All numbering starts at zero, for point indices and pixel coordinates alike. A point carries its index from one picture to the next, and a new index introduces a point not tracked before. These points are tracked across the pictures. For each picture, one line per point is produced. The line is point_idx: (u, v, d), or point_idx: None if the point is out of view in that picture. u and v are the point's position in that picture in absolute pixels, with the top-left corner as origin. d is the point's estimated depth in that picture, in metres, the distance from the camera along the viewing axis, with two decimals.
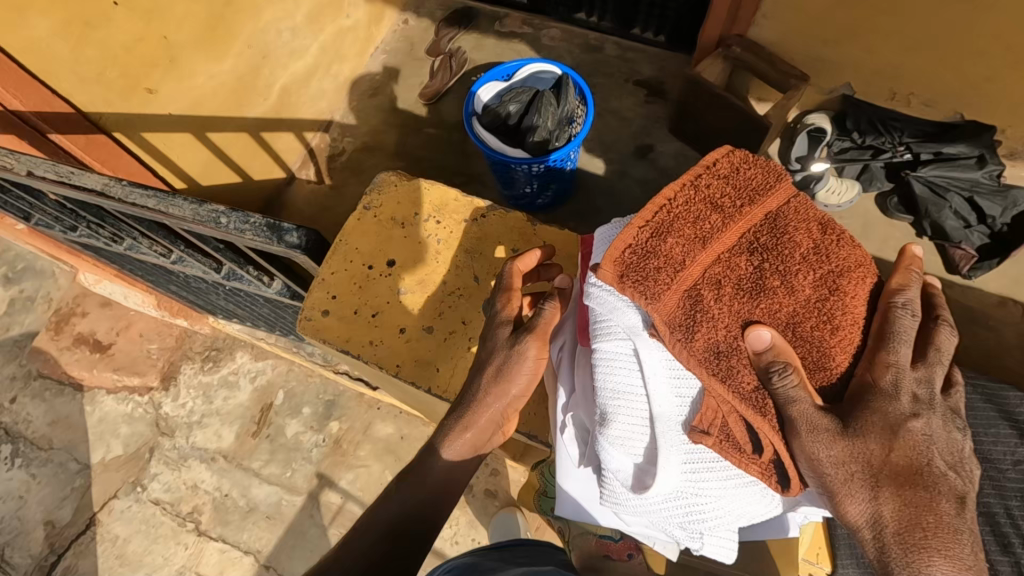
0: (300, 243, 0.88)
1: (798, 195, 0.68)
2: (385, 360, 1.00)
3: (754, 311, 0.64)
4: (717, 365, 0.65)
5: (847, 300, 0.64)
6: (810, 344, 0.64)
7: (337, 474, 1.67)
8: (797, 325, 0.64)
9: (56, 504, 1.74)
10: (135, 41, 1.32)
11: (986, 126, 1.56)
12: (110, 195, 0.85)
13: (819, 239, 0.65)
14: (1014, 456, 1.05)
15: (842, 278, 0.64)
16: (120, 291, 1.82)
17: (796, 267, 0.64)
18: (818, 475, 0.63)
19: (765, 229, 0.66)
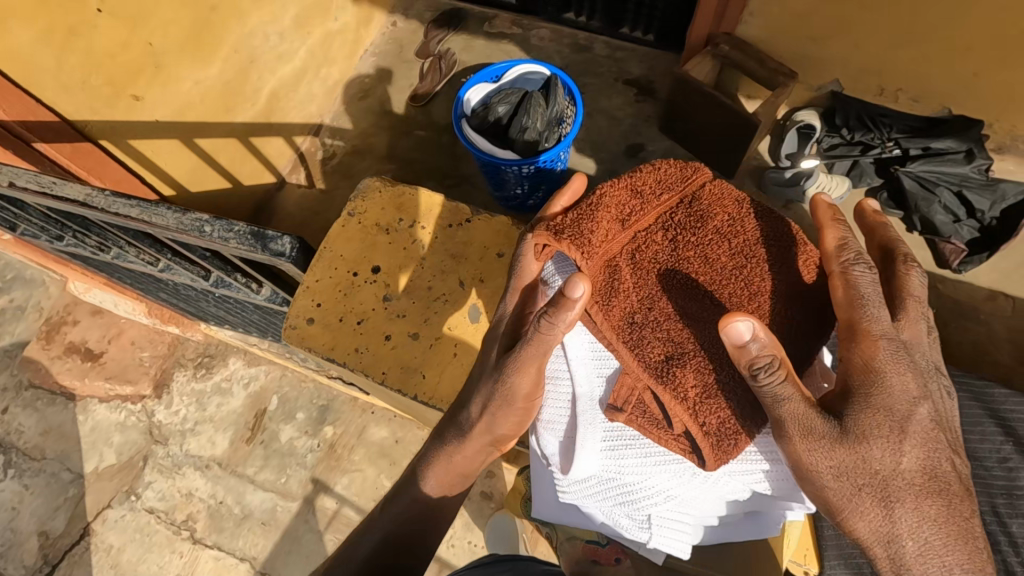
0: (287, 250, 0.87)
1: (714, 180, 0.76)
2: (371, 368, 1.00)
3: (671, 285, 0.72)
4: (634, 333, 0.71)
5: (763, 268, 0.71)
6: (727, 311, 0.70)
7: (332, 479, 1.66)
8: (715, 293, 0.71)
9: (49, 514, 1.73)
10: (119, 48, 1.31)
11: (974, 121, 1.57)
12: (93, 205, 0.85)
13: (735, 212, 0.74)
14: (1000, 454, 1.05)
15: (758, 248, 0.72)
16: (110, 298, 1.81)
17: (711, 240, 0.72)
18: (823, 492, 0.66)
19: (681, 212, 0.74)
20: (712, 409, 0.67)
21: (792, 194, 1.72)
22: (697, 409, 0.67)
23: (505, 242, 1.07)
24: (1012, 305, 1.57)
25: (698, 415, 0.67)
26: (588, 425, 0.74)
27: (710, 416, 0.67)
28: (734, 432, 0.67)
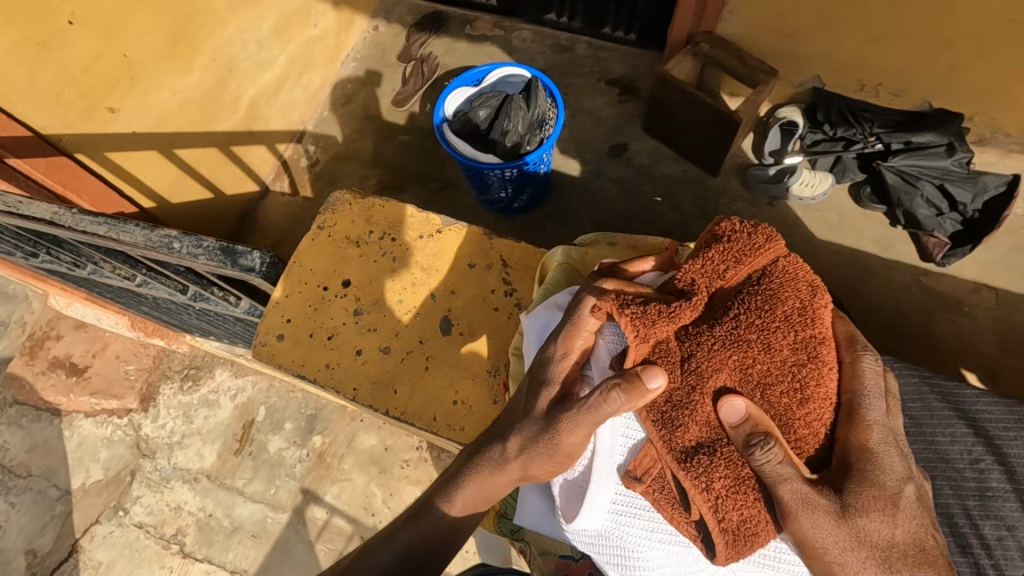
0: (257, 265, 0.91)
1: (789, 257, 0.67)
2: (341, 383, 1.02)
3: (722, 368, 0.63)
4: (670, 414, 0.65)
5: (824, 369, 0.63)
6: (775, 409, 0.62)
7: (321, 488, 1.65)
8: (767, 386, 0.62)
9: (36, 532, 1.71)
10: (93, 61, 1.29)
11: (953, 114, 1.58)
12: (59, 224, 0.85)
13: (807, 299, 0.64)
14: (971, 455, 0.90)
15: (822, 346, 0.63)
16: (92, 313, 1.79)
17: (775, 328, 0.63)
18: (824, 564, 0.60)
19: (750, 289, 0.66)
20: (736, 505, 0.62)
21: (776, 191, 1.71)
22: (721, 502, 0.62)
23: (475, 250, 1.07)
24: (997, 298, 1.57)
25: (718, 509, 0.62)
26: (601, 485, 0.72)
27: (733, 510, 0.62)
28: (754, 532, 0.62)
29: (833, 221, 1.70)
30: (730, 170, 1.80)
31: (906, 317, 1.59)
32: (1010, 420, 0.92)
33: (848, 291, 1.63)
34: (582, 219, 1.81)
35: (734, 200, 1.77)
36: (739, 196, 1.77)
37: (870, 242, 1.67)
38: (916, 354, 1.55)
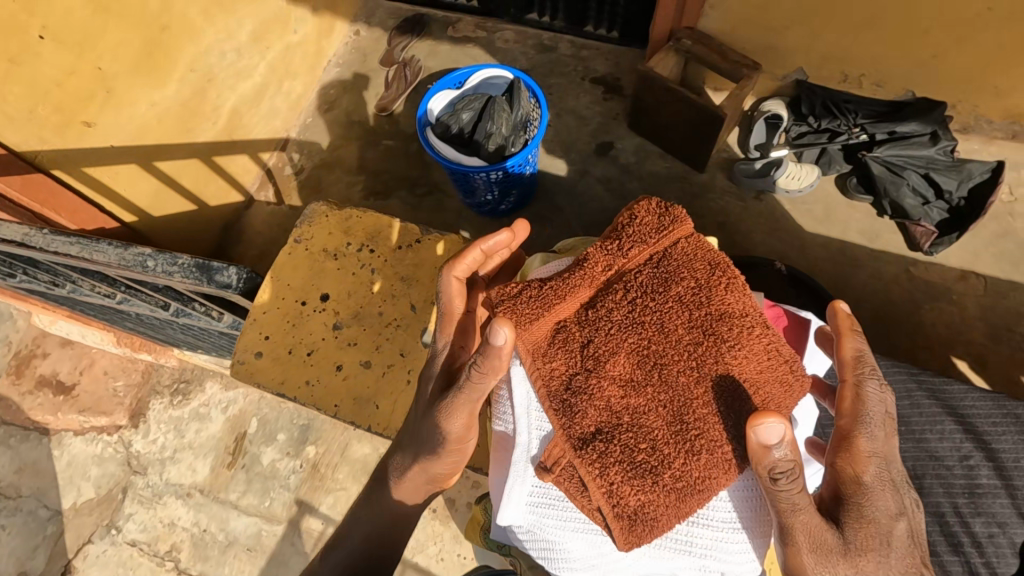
0: (233, 281, 0.92)
1: (692, 236, 0.69)
2: (321, 400, 1.01)
3: (622, 348, 0.65)
4: (570, 401, 0.65)
5: (723, 348, 0.63)
6: (671, 388, 0.63)
7: (316, 499, 1.64)
8: (663, 365, 0.64)
9: (28, 554, 1.69)
10: (67, 76, 1.27)
11: (936, 103, 1.58)
12: (31, 245, 0.84)
13: (704, 277, 0.66)
14: (960, 453, 0.94)
15: (721, 323, 0.64)
16: (77, 330, 1.76)
17: (669, 309, 0.65)
18: None
19: (648, 268, 0.67)
20: (634, 489, 0.62)
21: (762, 185, 1.71)
22: (615, 489, 0.62)
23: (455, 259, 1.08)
24: (984, 285, 1.58)
25: (614, 493, 0.62)
26: (518, 478, 0.71)
27: (631, 495, 0.62)
28: (653, 518, 0.61)
29: (820, 213, 1.71)
30: (716, 166, 1.80)
31: (895, 307, 1.59)
32: (999, 416, 0.94)
33: (837, 283, 1.63)
34: (569, 219, 1.80)
35: (720, 196, 1.77)
36: (726, 191, 1.77)
37: (858, 233, 1.67)
38: (905, 343, 1.55)
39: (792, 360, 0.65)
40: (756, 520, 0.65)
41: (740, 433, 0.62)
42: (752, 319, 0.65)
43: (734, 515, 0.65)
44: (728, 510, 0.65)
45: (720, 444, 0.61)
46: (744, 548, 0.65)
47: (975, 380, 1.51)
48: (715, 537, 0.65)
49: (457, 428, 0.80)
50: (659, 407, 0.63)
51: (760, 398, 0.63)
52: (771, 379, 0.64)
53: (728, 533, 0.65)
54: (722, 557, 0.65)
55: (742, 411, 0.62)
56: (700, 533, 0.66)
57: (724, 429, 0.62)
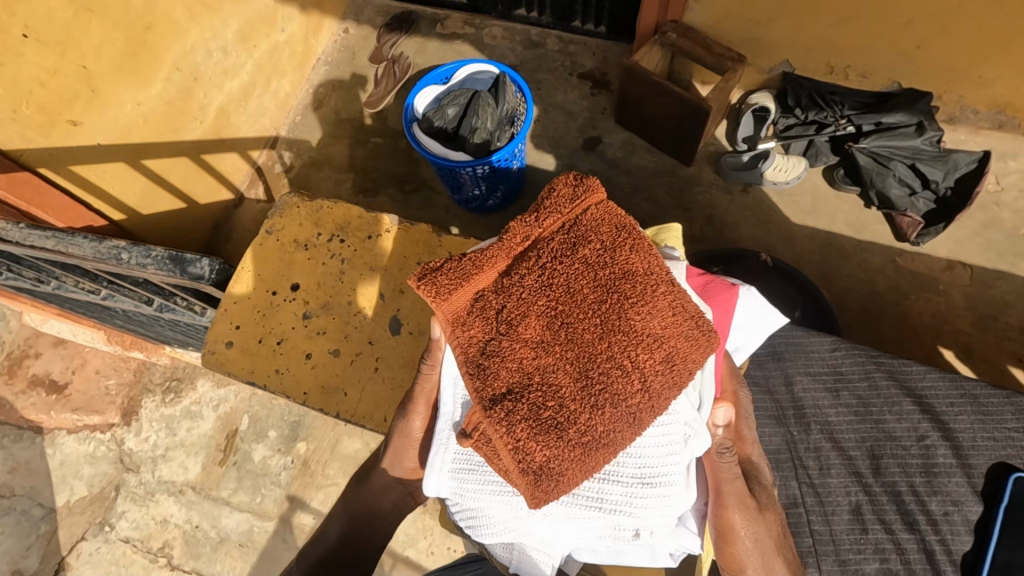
0: (206, 273, 0.92)
1: (603, 202, 0.67)
2: (291, 388, 1.03)
3: (530, 311, 0.62)
4: (482, 364, 0.63)
5: (627, 305, 0.62)
6: (577, 347, 0.61)
7: (307, 495, 1.65)
8: (569, 325, 0.62)
9: (20, 553, 1.69)
10: (49, 76, 1.27)
11: (921, 94, 1.58)
12: (7, 239, 0.85)
13: (611, 241, 0.64)
14: (917, 432, 0.93)
15: (625, 283, 0.63)
16: (67, 328, 1.76)
17: (576, 270, 0.63)
18: (737, 552, 0.79)
19: (560, 234, 0.65)
20: (540, 445, 0.59)
21: (749, 177, 1.71)
22: (522, 446, 0.60)
23: (423, 249, 1.09)
24: (971, 275, 1.58)
25: (521, 450, 0.60)
26: (440, 446, 0.74)
27: (537, 451, 0.60)
28: (558, 473, 0.59)
29: (806, 205, 1.71)
30: (703, 159, 1.80)
31: (880, 298, 1.59)
32: (956, 396, 0.92)
33: (823, 275, 1.64)
34: None
35: (707, 189, 1.77)
36: (713, 184, 1.77)
37: (844, 225, 1.67)
38: (891, 333, 1.56)
39: (696, 315, 0.63)
40: (666, 473, 0.65)
41: (645, 387, 0.60)
42: (657, 279, 0.63)
43: (643, 469, 0.65)
44: (636, 465, 0.65)
45: (624, 398, 0.60)
46: (655, 502, 0.65)
47: (961, 369, 1.51)
48: (624, 493, 0.65)
49: (418, 419, 0.90)
50: (566, 365, 0.61)
51: (663, 352, 0.61)
52: (676, 334, 0.62)
53: (637, 487, 0.65)
54: (632, 512, 0.65)
55: (645, 365, 0.61)
56: (612, 490, 0.65)
57: (628, 384, 0.60)
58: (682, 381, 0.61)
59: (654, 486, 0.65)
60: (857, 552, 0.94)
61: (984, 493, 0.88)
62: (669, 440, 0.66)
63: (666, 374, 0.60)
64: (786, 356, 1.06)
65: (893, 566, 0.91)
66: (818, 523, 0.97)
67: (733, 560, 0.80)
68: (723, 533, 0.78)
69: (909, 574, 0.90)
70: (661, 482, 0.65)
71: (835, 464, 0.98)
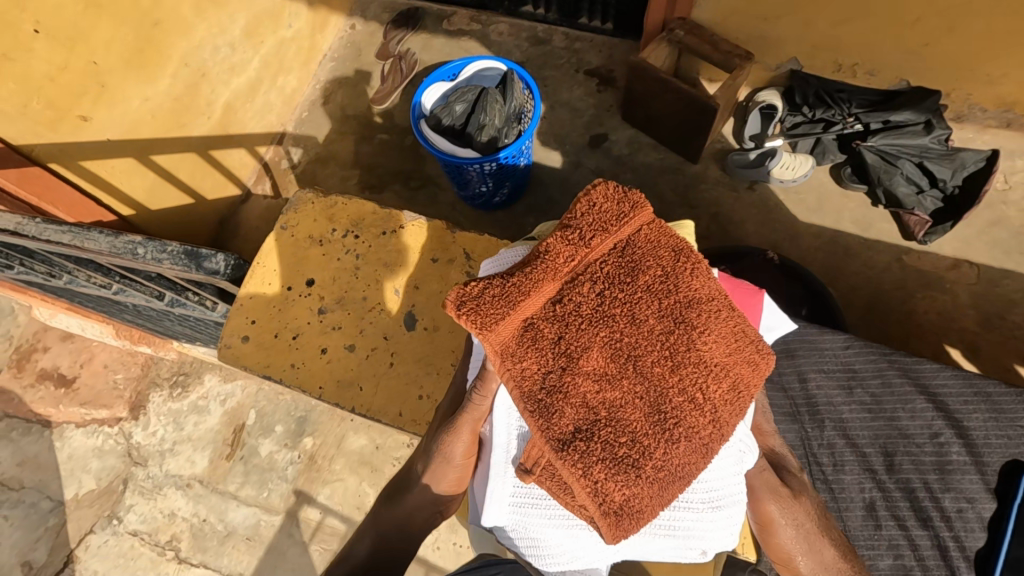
0: (221, 267, 0.96)
1: (652, 221, 0.64)
2: (306, 382, 1.04)
3: (595, 343, 0.59)
4: (545, 400, 0.59)
5: (693, 334, 0.60)
6: (647, 380, 0.59)
7: (314, 490, 1.66)
8: (638, 358, 0.59)
9: (30, 546, 1.70)
10: (59, 71, 1.27)
11: (930, 91, 1.57)
12: (23, 234, 0.85)
13: (670, 265, 0.62)
14: (931, 430, 0.95)
15: (690, 310, 0.61)
16: (76, 323, 1.77)
17: (639, 298, 0.60)
18: (785, 549, 0.81)
19: (613, 257, 0.61)
20: (619, 485, 0.57)
21: (756, 175, 1.71)
22: (600, 487, 0.57)
23: (437, 245, 1.10)
24: (978, 273, 1.58)
25: (599, 492, 0.57)
26: (499, 480, 0.76)
27: (615, 490, 0.57)
28: (638, 510, 0.58)
29: (813, 203, 1.71)
30: (710, 157, 1.80)
31: (886, 297, 1.60)
32: (970, 394, 0.95)
33: (829, 273, 1.64)
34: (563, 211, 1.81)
35: (713, 186, 1.77)
36: (719, 181, 1.77)
37: (851, 223, 1.67)
38: (897, 332, 1.56)
39: (755, 340, 0.64)
40: (731, 495, 0.70)
41: (715, 417, 0.61)
42: (716, 303, 0.62)
43: (711, 494, 0.69)
44: (706, 491, 0.68)
45: (697, 430, 0.60)
46: (721, 522, 0.70)
47: (967, 368, 1.52)
48: (695, 517, 0.69)
49: (461, 446, 0.84)
50: (637, 399, 0.59)
51: (729, 380, 0.61)
52: (738, 360, 0.62)
53: (707, 512, 0.69)
54: (702, 533, 0.69)
55: (715, 394, 0.61)
56: (683, 517, 0.68)
57: (700, 414, 0.60)
58: (745, 405, 0.63)
59: (721, 508, 0.69)
60: (871, 549, 0.95)
61: (997, 489, 0.91)
62: (732, 461, 0.70)
63: (732, 402, 0.61)
64: (799, 354, 1.05)
65: (908, 563, 0.93)
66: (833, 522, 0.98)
67: (780, 553, 0.82)
68: (765, 527, 0.81)
69: (923, 570, 0.92)
70: (726, 504, 0.69)
71: (849, 461, 0.99)
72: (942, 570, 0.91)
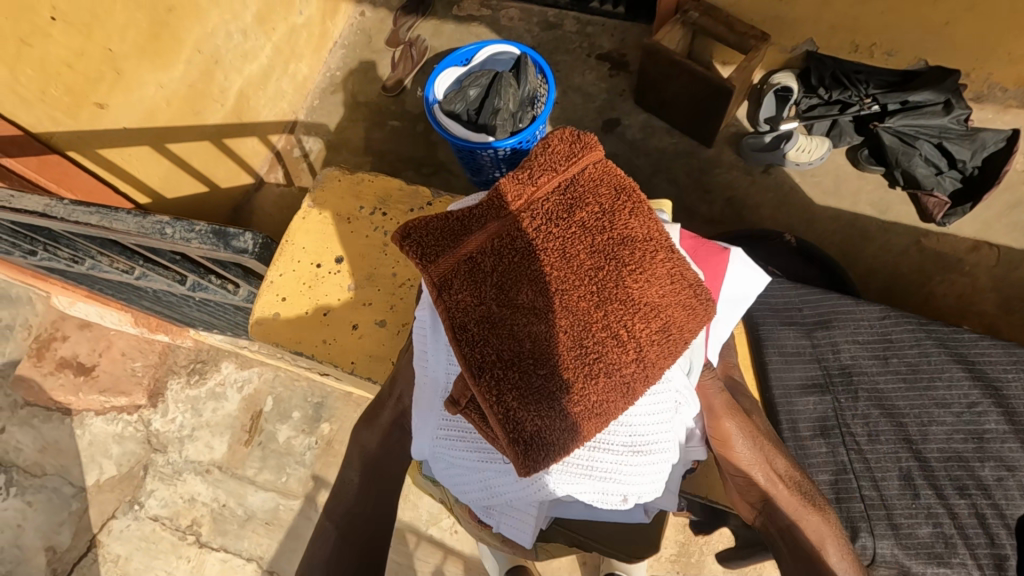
0: (249, 247, 0.89)
1: (599, 165, 0.68)
2: (337, 358, 1.05)
3: (525, 276, 0.64)
4: (474, 329, 0.63)
5: (623, 270, 0.64)
6: (574, 313, 0.63)
7: (331, 474, 1.68)
8: (566, 292, 0.63)
9: (53, 529, 1.73)
10: (76, 57, 1.27)
11: (950, 71, 1.54)
12: (53, 215, 0.85)
13: (609, 205, 0.66)
14: (968, 400, 0.96)
15: (622, 248, 0.65)
16: (95, 311, 1.78)
17: (573, 235, 0.65)
18: (738, 457, 0.86)
19: (555, 196, 0.67)
20: (532, 413, 0.60)
21: (771, 158, 1.69)
22: (511, 415, 0.60)
23: None
24: (998, 255, 1.57)
25: (510, 420, 0.60)
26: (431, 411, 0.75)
27: (526, 417, 0.60)
28: (549, 442, 0.60)
29: (828, 186, 1.69)
30: (724, 141, 1.78)
31: (903, 279, 1.59)
32: (1008, 362, 0.96)
33: (846, 256, 1.63)
34: None
35: (728, 170, 1.76)
36: (734, 165, 1.76)
37: (867, 206, 1.66)
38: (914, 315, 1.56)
39: (694, 284, 0.65)
40: (655, 442, 0.71)
41: (639, 355, 0.62)
42: (655, 244, 0.66)
43: (634, 437, 0.70)
44: (629, 433, 0.70)
45: (619, 368, 0.62)
46: (641, 468, 0.70)
47: None
48: (616, 461, 0.69)
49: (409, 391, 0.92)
50: (562, 334, 0.62)
51: (660, 321, 0.63)
52: (673, 303, 0.64)
53: (628, 455, 0.69)
54: (621, 477, 0.70)
55: (642, 333, 0.63)
56: (602, 458, 0.69)
57: (622, 351, 0.62)
58: (677, 349, 0.64)
59: (643, 454, 0.70)
60: (909, 516, 0.94)
61: None
62: (660, 409, 0.71)
63: (661, 344, 0.63)
64: (834, 324, 1.08)
65: (948, 531, 0.91)
66: (867, 488, 0.98)
67: (737, 467, 0.86)
68: (721, 444, 0.86)
69: (965, 540, 0.91)
70: (651, 450, 0.71)
71: (884, 431, 1.00)
72: (982, 539, 0.90)
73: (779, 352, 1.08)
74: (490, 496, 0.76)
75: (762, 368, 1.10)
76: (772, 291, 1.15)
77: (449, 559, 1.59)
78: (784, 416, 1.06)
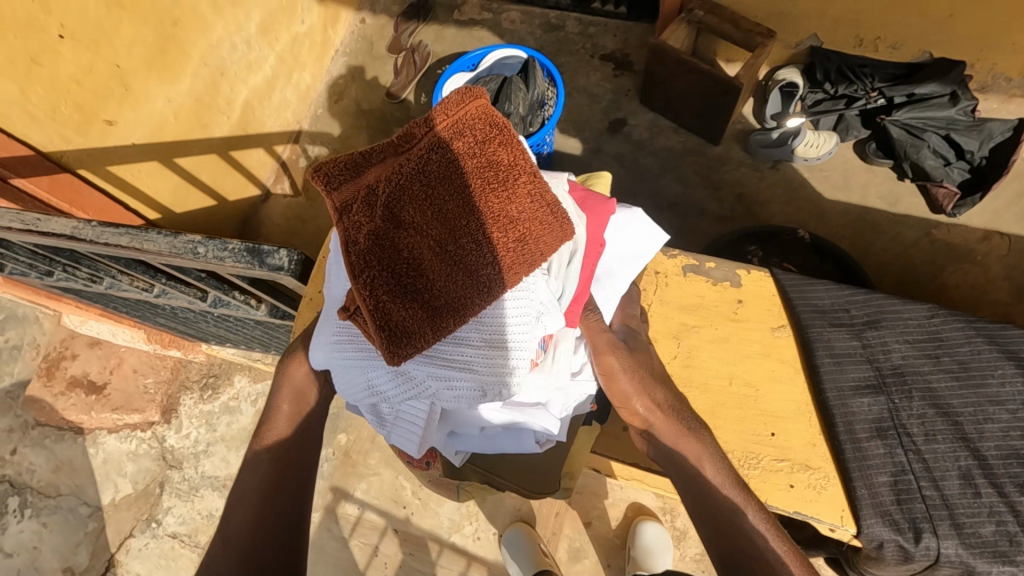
0: (285, 264, 0.86)
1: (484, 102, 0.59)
2: None
3: (406, 200, 0.56)
4: (357, 249, 0.56)
5: (491, 192, 0.57)
6: (443, 227, 0.57)
7: (350, 485, 1.67)
8: (439, 210, 0.57)
9: (71, 550, 1.71)
10: (85, 74, 1.26)
11: (954, 63, 1.54)
12: (81, 237, 0.84)
13: (487, 135, 0.58)
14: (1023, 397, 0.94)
15: (492, 172, 0.58)
16: (107, 328, 1.77)
17: (449, 161, 0.57)
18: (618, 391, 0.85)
19: (442, 132, 0.57)
20: (398, 306, 0.57)
21: (779, 154, 1.69)
22: (380, 307, 0.56)
23: None
24: (1008, 244, 1.59)
25: (379, 311, 0.56)
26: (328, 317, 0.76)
27: (393, 310, 0.57)
28: (413, 329, 0.57)
29: (837, 180, 1.70)
30: (731, 138, 1.79)
31: (916, 271, 1.60)
32: None
33: (859, 250, 1.63)
34: None
35: (736, 167, 1.76)
36: (742, 162, 1.76)
37: (877, 199, 1.67)
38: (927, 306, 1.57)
39: (552, 204, 0.60)
40: (515, 339, 0.64)
41: (497, 260, 0.58)
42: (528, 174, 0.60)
43: (494, 333, 0.63)
44: (489, 330, 0.63)
45: (478, 270, 0.58)
46: (499, 364, 0.64)
47: None
48: (474, 352, 0.63)
49: None
50: (431, 247, 0.57)
51: (517, 232, 0.58)
52: (534, 219, 0.59)
53: (486, 350, 0.63)
54: (478, 371, 0.64)
55: (499, 243, 0.58)
56: (461, 351, 0.63)
57: (484, 257, 0.57)
58: (535, 260, 0.60)
59: (503, 350, 0.64)
60: (972, 515, 0.89)
61: None
62: (522, 312, 0.64)
63: (516, 251, 0.58)
64: (883, 323, 1.04)
65: (1012, 529, 0.87)
66: (929, 489, 0.92)
67: (618, 397, 0.85)
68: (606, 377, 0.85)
69: None
70: (505, 349, 0.64)
71: (941, 430, 0.95)
72: None
73: (825, 352, 1.03)
74: (374, 396, 0.73)
75: (812, 370, 1.04)
76: (818, 292, 1.10)
77: (473, 564, 1.59)
78: (838, 416, 0.99)
